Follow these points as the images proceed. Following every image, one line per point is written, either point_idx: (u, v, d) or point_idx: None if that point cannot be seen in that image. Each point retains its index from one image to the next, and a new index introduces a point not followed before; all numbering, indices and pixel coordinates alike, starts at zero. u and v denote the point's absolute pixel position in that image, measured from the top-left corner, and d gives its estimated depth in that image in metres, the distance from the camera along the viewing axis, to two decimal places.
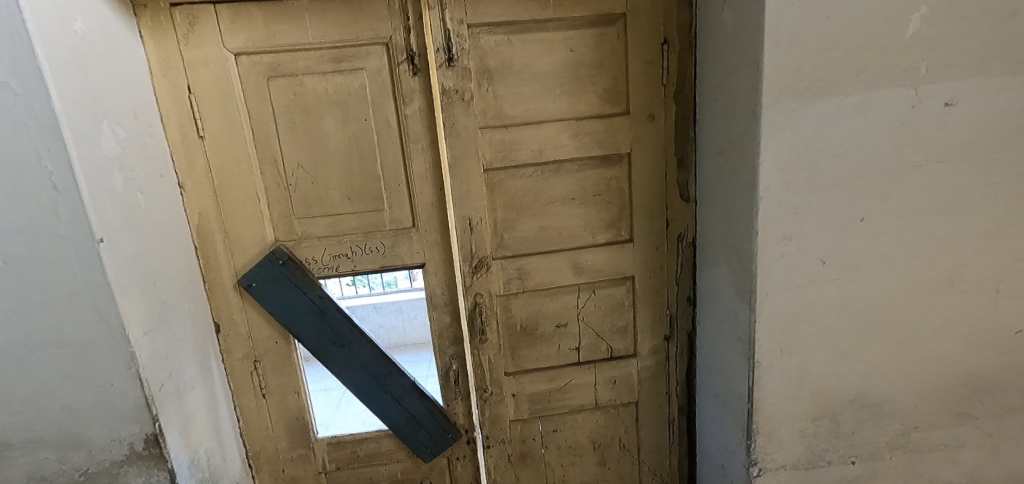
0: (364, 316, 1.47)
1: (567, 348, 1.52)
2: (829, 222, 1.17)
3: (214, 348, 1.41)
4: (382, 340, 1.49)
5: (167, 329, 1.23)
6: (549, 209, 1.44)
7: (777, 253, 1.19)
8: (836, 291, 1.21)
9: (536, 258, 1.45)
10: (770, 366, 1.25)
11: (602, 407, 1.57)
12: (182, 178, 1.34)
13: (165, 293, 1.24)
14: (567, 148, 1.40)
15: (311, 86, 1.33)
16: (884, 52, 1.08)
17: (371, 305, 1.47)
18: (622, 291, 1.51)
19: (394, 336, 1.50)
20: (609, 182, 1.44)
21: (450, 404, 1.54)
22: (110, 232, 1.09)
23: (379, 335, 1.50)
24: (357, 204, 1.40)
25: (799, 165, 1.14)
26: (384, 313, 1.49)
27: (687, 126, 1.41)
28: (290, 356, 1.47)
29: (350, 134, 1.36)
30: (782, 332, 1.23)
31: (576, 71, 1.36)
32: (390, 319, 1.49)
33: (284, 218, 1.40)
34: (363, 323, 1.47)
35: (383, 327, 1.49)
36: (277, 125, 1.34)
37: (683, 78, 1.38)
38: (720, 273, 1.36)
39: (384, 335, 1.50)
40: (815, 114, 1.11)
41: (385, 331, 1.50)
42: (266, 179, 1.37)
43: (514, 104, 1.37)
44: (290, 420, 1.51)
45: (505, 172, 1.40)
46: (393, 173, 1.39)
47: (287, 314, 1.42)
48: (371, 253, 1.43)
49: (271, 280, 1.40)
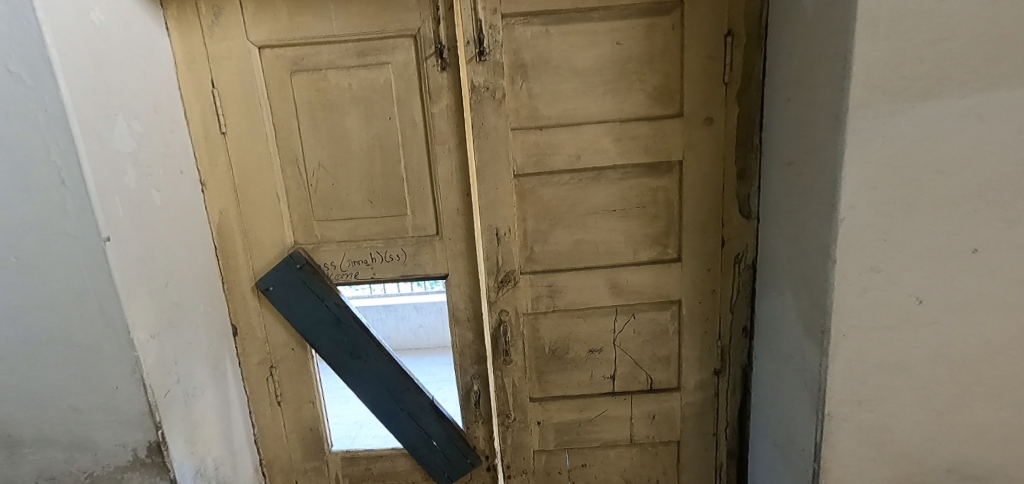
0: (405, 315, 1.39)
1: (600, 376, 1.36)
2: (926, 253, 0.96)
3: (230, 352, 1.37)
4: (421, 341, 1.40)
5: (178, 332, 1.18)
6: (585, 222, 1.29)
7: (857, 287, 0.99)
8: (932, 336, 0.99)
9: (570, 275, 1.30)
10: (842, 420, 1.05)
11: (638, 444, 1.41)
12: (203, 176, 1.30)
13: (178, 294, 1.19)
14: (610, 153, 1.24)
15: (335, 81, 1.25)
16: (1012, 44, 0.86)
17: (412, 304, 1.39)
18: (667, 316, 1.33)
19: (434, 337, 1.40)
20: (656, 193, 1.27)
21: (471, 427, 1.42)
22: (119, 231, 1.03)
23: (419, 336, 1.41)
24: (379, 208, 1.31)
25: (890, 181, 0.94)
26: (425, 314, 1.40)
27: (751, 132, 1.22)
28: (306, 364, 1.40)
29: (374, 133, 1.27)
30: (860, 381, 1.03)
31: (623, 67, 1.21)
32: (430, 320, 1.39)
33: (305, 220, 1.33)
34: (403, 322, 1.40)
35: (423, 327, 1.40)
36: (300, 123, 1.28)
37: (749, 76, 1.19)
38: (784, 305, 1.16)
39: (424, 336, 1.41)
40: (915, 120, 0.91)
41: (425, 331, 1.41)
42: (288, 179, 1.31)
43: (552, 103, 1.23)
44: (305, 431, 1.44)
45: (538, 179, 1.27)
46: (418, 176, 1.29)
47: (303, 321, 1.35)
48: (391, 261, 1.34)
49: (288, 285, 1.34)
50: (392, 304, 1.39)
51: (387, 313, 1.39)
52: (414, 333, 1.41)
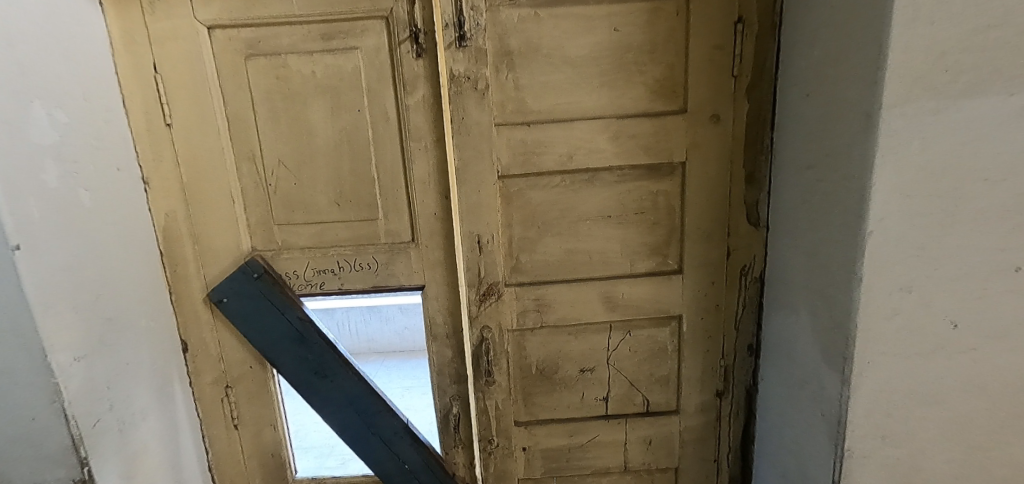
0: (389, 317, 1.25)
1: (592, 398, 1.24)
2: (963, 272, 0.85)
3: (179, 371, 1.21)
4: (407, 344, 1.26)
5: (111, 352, 1.01)
6: (578, 229, 1.16)
7: (886, 308, 0.87)
8: (967, 364, 0.88)
9: (560, 287, 1.17)
10: (865, 456, 0.94)
11: (632, 471, 1.29)
12: (146, 173, 1.14)
13: (112, 308, 1.02)
14: (606, 153, 1.11)
15: (297, 68, 1.10)
16: None
17: (396, 305, 1.24)
18: (666, 333, 1.21)
19: (421, 340, 1.26)
20: (656, 198, 1.15)
21: (450, 452, 1.28)
22: (34, 237, 0.85)
23: (404, 338, 1.26)
24: (347, 211, 1.17)
25: (927, 190, 0.82)
26: (410, 315, 1.25)
27: (761, 131, 1.11)
28: (266, 384, 1.26)
29: (342, 128, 1.13)
30: (885, 412, 0.92)
31: (621, 56, 1.07)
32: (416, 322, 1.24)
33: (264, 224, 1.18)
34: (387, 324, 1.25)
35: (409, 329, 1.26)
36: (257, 115, 1.13)
37: (760, 69, 1.07)
38: (800, 324, 1.04)
39: (410, 338, 1.26)
40: (957, 121, 0.79)
41: (411, 333, 1.26)
42: (245, 179, 1.16)
43: (542, 96, 1.09)
44: (265, 456, 1.30)
45: (525, 181, 1.13)
46: (391, 176, 1.14)
47: (262, 337, 1.20)
48: (361, 271, 1.20)
49: (245, 297, 1.19)
50: (363, 309, 1.25)
51: (370, 314, 1.25)
52: (399, 335, 1.27)
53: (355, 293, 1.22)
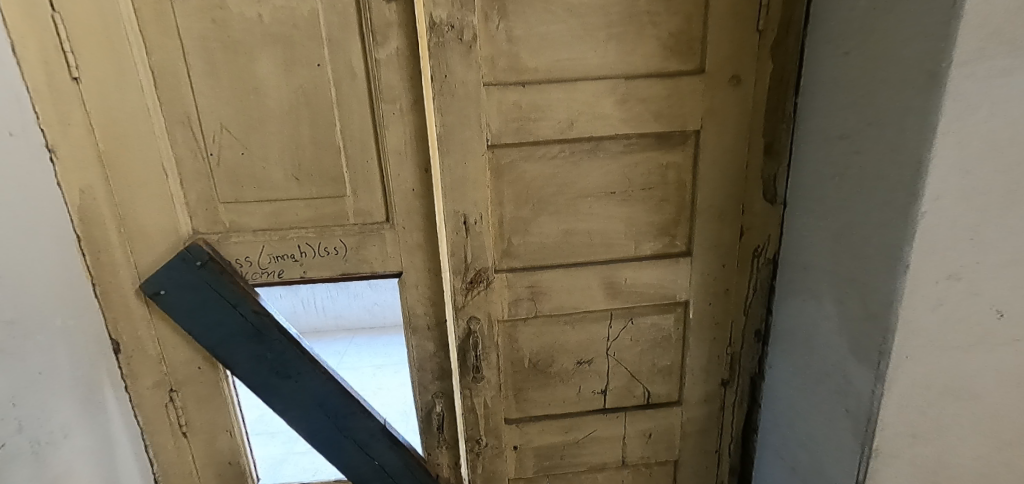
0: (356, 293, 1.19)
1: (590, 391, 1.13)
2: (1016, 258, 0.75)
3: (108, 375, 1.02)
4: (377, 319, 1.22)
5: (15, 360, 0.79)
6: (577, 207, 1.02)
7: (930, 299, 0.78)
8: (1009, 357, 0.80)
9: (557, 273, 1.04)
10: (892, 456, 0.86)
11: (630, 466, 1.20)
12: (52, 139, 0.92)
13: (15, 307, 0.80)
14: (611, 119, 0.97)
15: (239, 11, 0.89)
16: None
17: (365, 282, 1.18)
18: (670, 321, 1.11)
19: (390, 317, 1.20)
20: (666, 173, 1.02)
21: (432, 453, 1.17)
22: None
23: (375, 314, 1.22)
24: (308, 187, 1.00)
25: (988, 165, 0.72)
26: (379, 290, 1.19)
27: (784, 95, 0.97)
28: (218, 386, 1.09)
29: (298, 87, 0.94)
30: (918, 409, 0.84)
31: (631, 4, 0.91)
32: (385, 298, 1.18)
33: (206, 202, 0.99)
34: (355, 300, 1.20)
35: (378, 305, 1.21)
36: (190, 68, 0.92)
37: (787, 23, 0.93)
38: (822, 313, 0.95)
39: (380, 314, 1.22)
40: None
41: (381, 309, 1.21)
42: (179, 147, 0.96)
43: (538, 50, 0.92)
44: (221, 466, 1.15)
45: (518, 151, 0.98)
46: (360, 145, 0.97)
47: (210, 335, 1.03)
48: (327, 256, 1.03)
49: (187, 289, 1.00)
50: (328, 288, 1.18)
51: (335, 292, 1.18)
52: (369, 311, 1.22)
53: (321, 282, 1.06)
